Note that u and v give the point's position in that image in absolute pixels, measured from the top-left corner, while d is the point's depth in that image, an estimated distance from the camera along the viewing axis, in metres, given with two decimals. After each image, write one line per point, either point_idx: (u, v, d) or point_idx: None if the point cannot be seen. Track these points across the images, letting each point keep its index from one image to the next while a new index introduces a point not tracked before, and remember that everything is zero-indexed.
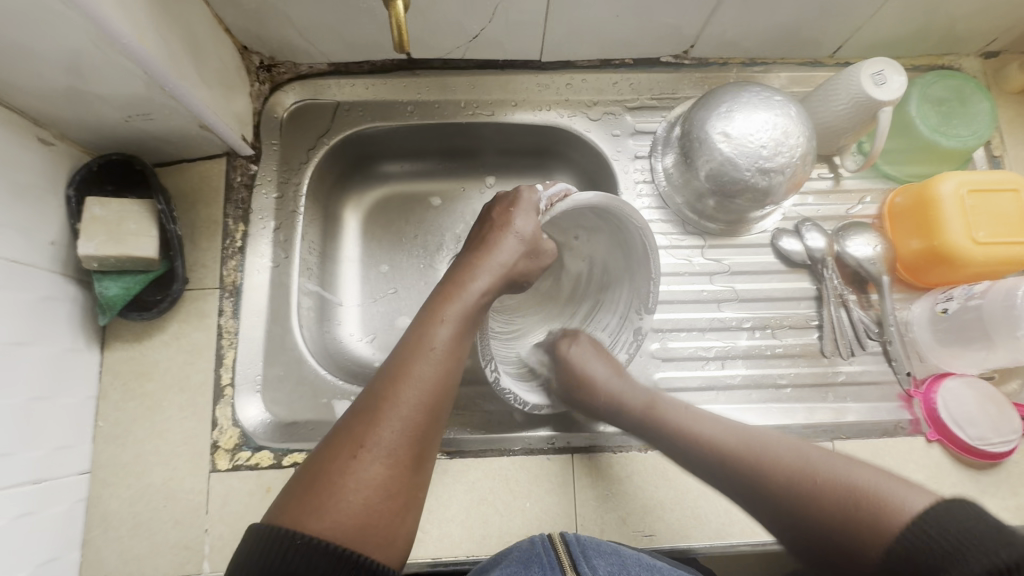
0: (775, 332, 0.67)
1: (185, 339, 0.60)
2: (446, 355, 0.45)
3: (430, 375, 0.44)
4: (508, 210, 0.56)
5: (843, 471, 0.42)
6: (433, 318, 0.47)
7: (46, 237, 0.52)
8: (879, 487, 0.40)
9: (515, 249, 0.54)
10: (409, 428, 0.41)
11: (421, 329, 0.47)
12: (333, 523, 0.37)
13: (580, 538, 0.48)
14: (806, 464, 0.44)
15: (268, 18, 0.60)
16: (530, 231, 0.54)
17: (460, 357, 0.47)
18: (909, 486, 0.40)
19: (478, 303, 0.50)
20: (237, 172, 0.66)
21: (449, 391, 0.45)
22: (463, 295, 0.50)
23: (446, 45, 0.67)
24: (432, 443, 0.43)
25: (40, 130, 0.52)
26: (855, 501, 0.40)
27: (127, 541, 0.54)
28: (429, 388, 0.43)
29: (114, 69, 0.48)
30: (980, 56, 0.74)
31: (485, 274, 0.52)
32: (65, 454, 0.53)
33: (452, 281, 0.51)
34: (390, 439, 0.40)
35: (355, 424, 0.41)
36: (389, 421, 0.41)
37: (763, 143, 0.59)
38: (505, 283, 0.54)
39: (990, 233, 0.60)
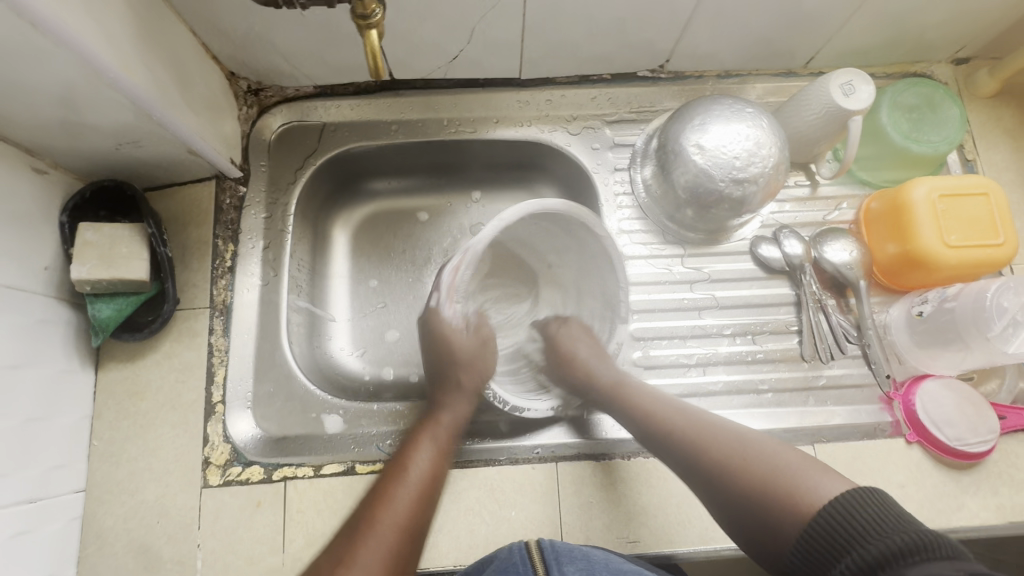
0: (756, 338, 0.68)
1: (177, 358, 0.61)
2: (420, 481, 0.51)
3: (408, 497, 0.49)
4: (438, 338, 0.61)
5: (774, 457, 0.46)
6: (405, 463, 0.53)
7: (40, 263, 0.54)
8: (801, 473, 0.44)
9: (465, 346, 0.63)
10: (387, 549, 0.45)
11: (397, 469, 0.52)
12: None
13: (556, 544, 0.49)
14: (740, 448, 0.48)
15: (254, 45, 0.63)
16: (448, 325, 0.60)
17: (432, 498, 0.51)
18: (826, 474, 0.44)
19: (449, 444, 0.56)
20: (226, 193, 0.67)
21: (423, 517, 0.49)
22: (431, 436, 0.56)
23: (427, 65, 0.69)
24: (418, 551, 0.48)
25: (34, 160, 0.54)
26: (777, 486, 0.44)
27: (121, 558, 0.55)
28: (407, 502, 0.49)
29: (104, 101, 0.50)
30: (950, 62, 0.75)
31: (430, 441, 0.56)
32: (60, 473, 0.54)
33: (411, 437, 0.57)
34: (369, 562, 0.44)
35: (337, 557, 0.45)
36: (373, 534, 0.46)
37: (736, 155, 0.61)
38: (466, 400, 0.60)
39: (962, 237, 0.61)
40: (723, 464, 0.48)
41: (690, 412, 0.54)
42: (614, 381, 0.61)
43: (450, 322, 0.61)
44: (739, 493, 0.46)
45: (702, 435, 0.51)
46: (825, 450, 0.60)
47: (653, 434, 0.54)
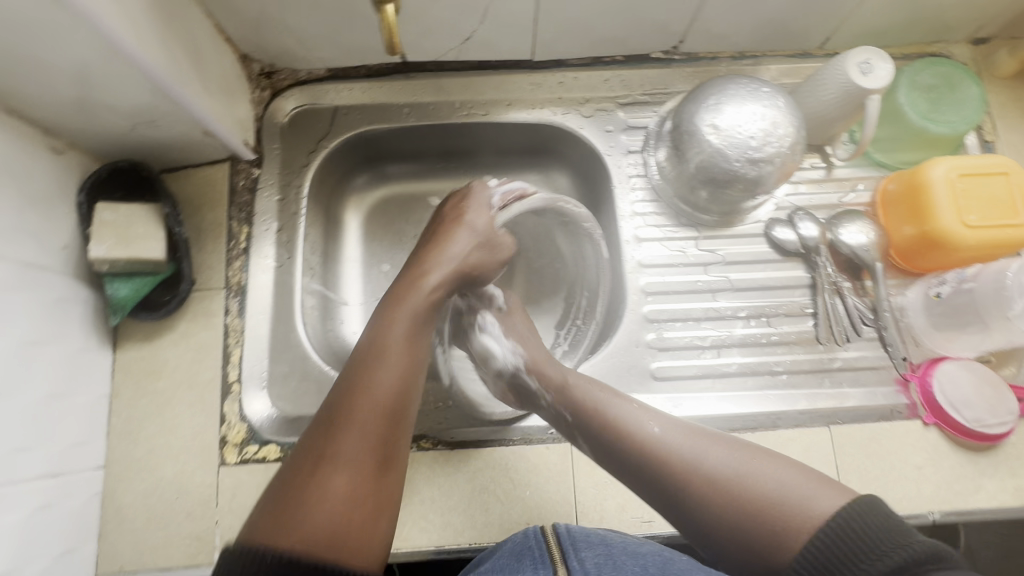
0: (770, 321, 0.67)
1: (193, 338, 0.62)
2: (401, 361, 0.49)
3: (388, 381, 0.47)
4: (460, 209, 0.62)
5: (771, 482, 0.44)
6: (383, 333, 0.50)
7: (59, 242, 0.55)
8: (802, 502, 0.42)
9: (469, 242, 0.59)
10: (371, 435, 0.44)
11: (375, 340, 0.50)
12: (305, 535, 0.38)
13: (572, 529, 0.47)
14: (732, 475, 0.44)
15: (267, 26, 0.62)
16: (480, 224, 0.61)
17: (416, 360, 0.50)
18: (822, 488, 0.43)
19: (429, 304, 0.54)
20: (240, 176, 0.68)
21: (407, 398, 0.48)
22: (416, 295, 0.54)
23: (440, 47, 0.68)
24: (399, 441, 0.46)
25: (52, 140, 0.54)
26: (783, 524, 0.41)
27: (141, 534, 0.56)
28: (388, 391, 0.47)
29: (121, 79, 0.50)
30: (969, 42, 0.74)
31: (440, 268, 0.57)
32: (81, 450, 0.55)
33: (403, 284, 0.56)
34: (353, 448, 0.43)
35: (317, 438, 0.43)
36: (350, 427, 0.44)
37: (751, 134, 0.60)
38: (460, 278, 0.58)
39: (982, 217, 0.60)
40: (718, 500, 0.44)
41: (667, 428, 0.49)
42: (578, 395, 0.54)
43: (486, 217, 0.62)
44: (735, 533, 0.43)
45: (691, 462, 0.46)
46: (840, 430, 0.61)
47: (628, 455, 0.49)
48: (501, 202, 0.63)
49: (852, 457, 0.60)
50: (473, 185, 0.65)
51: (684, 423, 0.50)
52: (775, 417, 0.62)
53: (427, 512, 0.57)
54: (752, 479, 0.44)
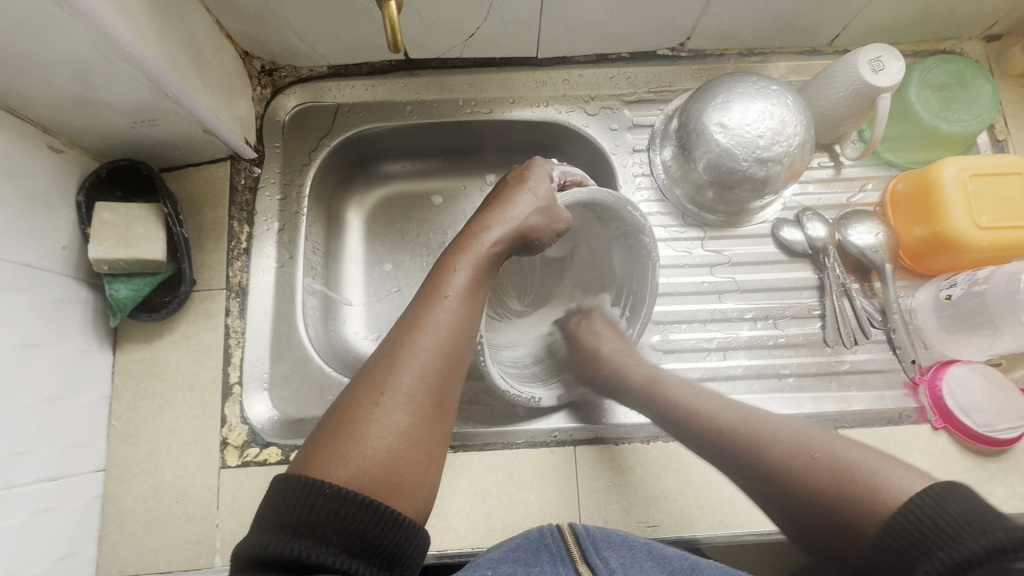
0: (777, 322, 0.67)
1: (193, 339, 0.61)
2: (460, 305, 0.46)
3: (446, 323, 0.45)
4: (522, 175, 0.57)
5: (857, 457, 0.43)
6: (444, 276, 0.48)
7: (58, 243, 0.54)
8: (872, 469, 0.42)
9: (529, 204, 0.53)
10: (426, 376, 0.42)
11: (436, 281, 0.47)
12: (358, 471, 0.38)
13: (590, 530, 0.48)
14: (805, 446, 0.46)
15: (268, 23, 0.62)
16: (544, 191, 0.55)
17: (473, 314, 0.47)
18: (905, 470, 0.41)
19: (489, 257, 0.50)
20: (241, 175, 0.67)
21: (462, 348, 0.45)
22: (475, 248, 0.50)
23: (443, 44, 0.67)
24: (453, 391, 0.44)
25: (51, 138, 0.54)
26: (851, 481, 0.42)
27: (141, 537, 0.55)
28: (444, 336, 0.44)
29: (121, 77, 0.49)
30: (982, 39, 0.73)
31: (499, 225, 0.52)
32: (80, 452, 0.54)
33: (464, 236, 0.52)
34: (408, 387, 0.41)
35: (373, 374, 0.42)
36: (407, 365, 0.42)
37: (760, 133, 0.59)
38: (519, 241, 0.53)
39: (993, 218, 0.59)
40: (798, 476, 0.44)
41: (733, 409, 0.52)
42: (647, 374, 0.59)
43: (545, 187, 0.55)
44: (803, 496, 0.44)
45: (750, 432, 0.49)
46: (848, 434, 0.60)
47: (678, 419, 0.54)
48: (561, 179, 0.58)
49: None
50: (536, 157, 0.59)
51: (750, 408, 0.52)
52: None
53: (430, 516, 0.56)
54: (819, 447, 0.45)
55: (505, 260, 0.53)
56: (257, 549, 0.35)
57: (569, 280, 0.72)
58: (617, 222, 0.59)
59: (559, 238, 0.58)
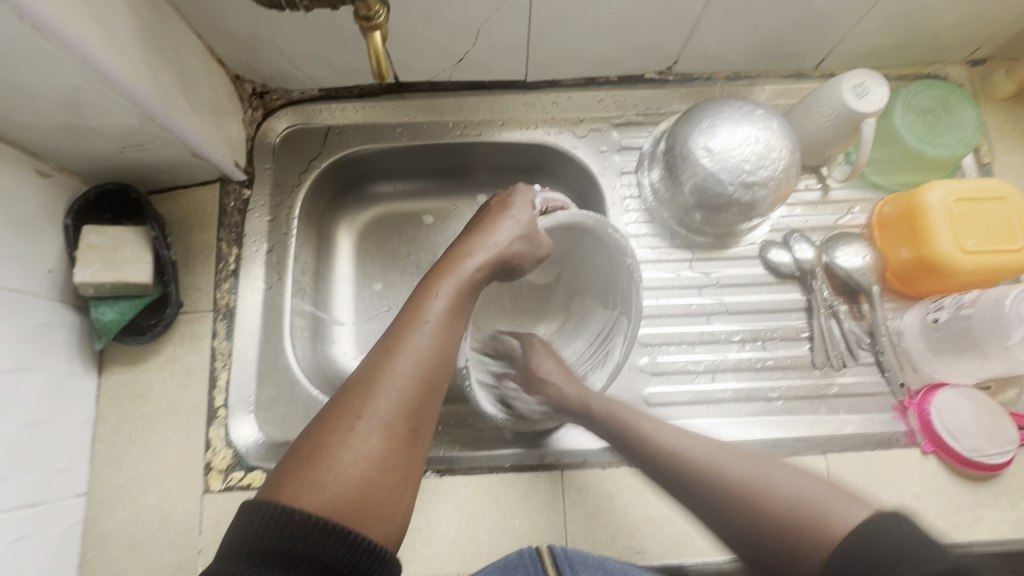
0: (765, 344, 0.66)
1: (179, 361, 0.61)
2: (441, 330, 0.46)
3: (425, 347, 0.45)
4: (506, 200, 0.57)
5: (791, 484, 0.41)
6: (425, 299, 0.48)
7: (44, 267, 0.54)
8: (817, 499, 0.39)
9: (511, 231, 0.54)
10: (404, 401, 0.42)
11: (417, 304, 0.47)
12: (330, 497, 0.38)
13: (569, 552, 0.51)
14: (747, 476, 0.43)
15: (258, 48, 0.62)
16: (527, 218, 0.55)
17: (452, 337, 0.47)
18: (850, 500, 0.39)
19: (472, 281, 0.50)
20: (231, 197, 0.67)
21: (441, 372, 0.45)
22: (458, 271, 0.50)
23: (432, 68, 0.68)
24: (430, 415, 0.44)
25: (39, 163, 0.54)
26: (802, 509, 0.39)
27: (122, 563, 0.55)
28: (424, 360, 0.44)
29: (109, 105, 0.49)
30: (966, 63, 0.74)
31: (481, 250, 0.52)
32: (62, 477, 0.54)
33: (447, 259, 0.52)
34: (385, 411, 0.41)
35: (351, 397, 0.42)
36: (385, 389, 0.42)
37: (745, 157, 0.60)
38: (501, 265, 0.53)
39: (978, 242, 0.60)
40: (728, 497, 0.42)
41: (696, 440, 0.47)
42: (606, 406, 0.54)
43: (528, 213, 0.55)
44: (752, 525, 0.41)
45: (705, 462, 0.45)
46: (836, 459, 0.60)
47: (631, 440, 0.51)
48: (544, 207, 0.58)
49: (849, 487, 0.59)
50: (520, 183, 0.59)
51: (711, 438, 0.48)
52: (770, 444, 0.61)
53: (415, 542, 0.56)
54: (768, 474, 0.42)
55: (487, 284, 0.53)
56: (223, 575, 0.35)
57: (560, 298, 0.72)
58: (601, 242, 0.59)
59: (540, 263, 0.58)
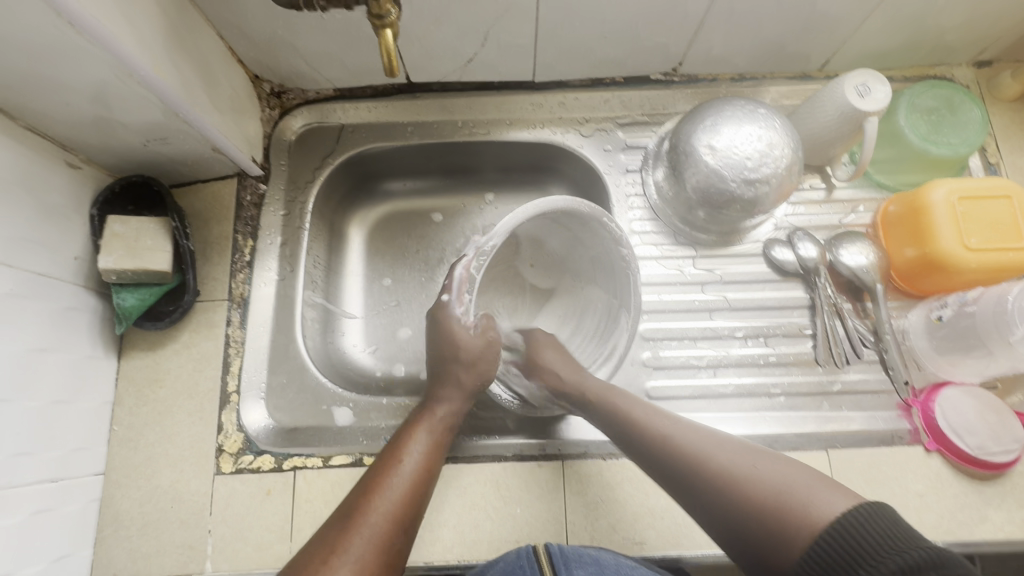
0: (768, 340, 0.67)
1: (195, 347, 0.63)
2: (417, 467, 0.49)
3: (403, 481, 0.48)
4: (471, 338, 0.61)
5: (775, 475, 0.42)
6: (400, 448, 0.51)
7: (70, 253, 0.57)
8: (796, 489, 0.40)
9: (475, 336, 0.59)
10: (382, 530, 0.44)
11: (391, 452, 0.51)
12: None
13: (564, 548, 0.50)
14: (732, 467, 0.43)
15: (277, 49, 0.65)
16: (492, 323, 0.59)
17: (429, 468, 0.50)
18: (836, 490, 0.40)
19: (442, 428, 0.54)
20: (247, 191, 0.70)
21: (418, 497, 0.48)
22: (431, 420, 0.54)
23: (442, 68, 0.70)
24: (403, 553, 0.45)
25: (69, 155, 0.57)
26: (775, 507, 0.39)
27: (135, 541, 0.57)
28: (401, 498, 0.46)
29: (136, 100, 0.52)
30: (972, 65, 0.74)
31: (450, 393, 0.56)
32: (81, 455, 0.56)
33: (413, 419, 0.55)
34: (363, 540, 0.42)
35: (326, 539, 0.43)
36: (363, 527, 0.43)
37: (748, 155, 0.61)
38: (470, 397, 0.57)
39: (984, 240, 0.59)
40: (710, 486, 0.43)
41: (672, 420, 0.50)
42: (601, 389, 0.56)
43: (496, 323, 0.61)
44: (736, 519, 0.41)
45: (697, 452, 0.46)
46: (839, 454, 0.60)
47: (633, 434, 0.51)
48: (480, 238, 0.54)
49: (851, 482, 0.58)
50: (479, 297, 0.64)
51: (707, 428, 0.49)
52: (772, 439, 0.61)
53: (417, 528, 0.57)
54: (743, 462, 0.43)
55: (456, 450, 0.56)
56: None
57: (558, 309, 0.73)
58: (592, 230, 0.59)
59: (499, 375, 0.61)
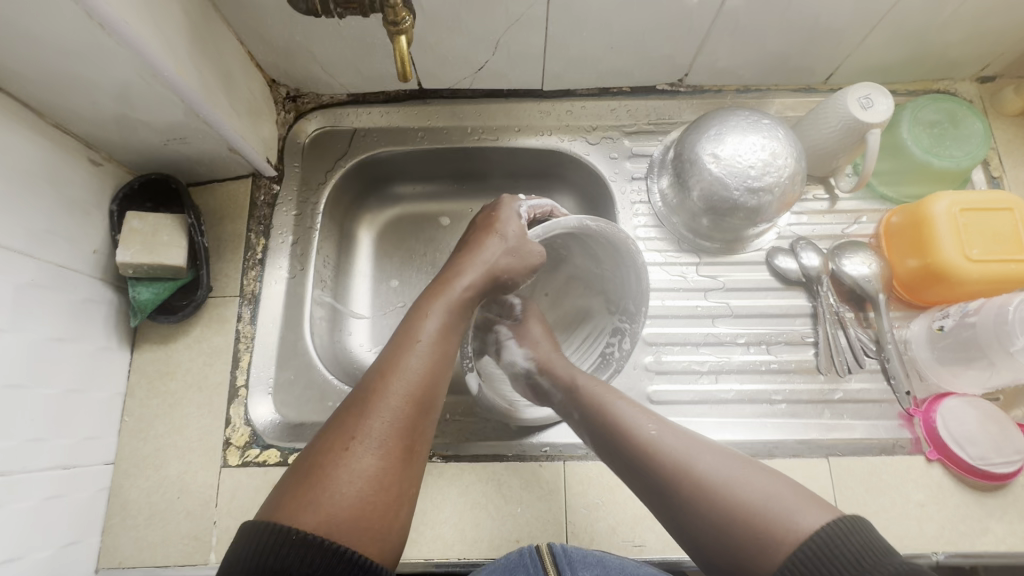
0: (770, 348, 0.67)
1: (206, 342, 0.65)
2: (432, 350, 0.48)
3: (419, 368, 0.47)
4: (492, 216, 0.60)
5: (756, 483, 0.42)
6: (417, 321, 0.50)
7: (89, 247, 0.59)
8: (777, 505, 0.40)
9: (499, 249, 0.57)
10: (399, 419, 0.44)
11: (409, 327, 0.50)
12: (328, 516, 0.39)
13: (567, 549, 0.50)
14: (708, 474, 0.43)
15: (294, 54, 0.67)
16: (513, 233, 0.58)
17: (446, 351, 0.50)
18: (813, 505, 0.40)
19: (463, 302, 0.53)
20: (261, 191, 0.72)
21: (436, 386, 0.47)
22: (450, 292, 0.53)
23: (454, 76, 0.72)
24: (424, 437, 0.46)
25: (92, 153, 0.59)
26: (754, 517, 0.40)
27: (142, 530, 0.58)
28: (417, 380, 0.46)
29: (158, 100, 0.54)
30: (976, 80, 0.75)
31: (470, 271, 0.55)
32: (93, 444, 0.57)
33: (439, 280, 0.55)
34: (380, 429, 0.43)
35: (344, 419, 0.43)
36: (379, 411, 0.43)
37: (751, 164, 0.62)
38: (492, 282, 0.56)
39: (985, 251, 0.60)
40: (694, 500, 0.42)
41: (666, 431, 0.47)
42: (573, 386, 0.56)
43: (517, 221, 0.59)
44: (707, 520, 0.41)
45: (681, 459, 0.45)
46: (839, 462, 0.60)
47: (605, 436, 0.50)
48: (530, 215, 0.62)
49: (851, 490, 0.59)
50: (503, 197, 0.63)
51: (689, 432, 0.48)
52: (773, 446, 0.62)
53: (419, 524, 0.57)
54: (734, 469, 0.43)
55: (480, 301, 0.56)
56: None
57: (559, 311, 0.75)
58: (612, 249, 0.62)
59: (533, 273, 0.61)
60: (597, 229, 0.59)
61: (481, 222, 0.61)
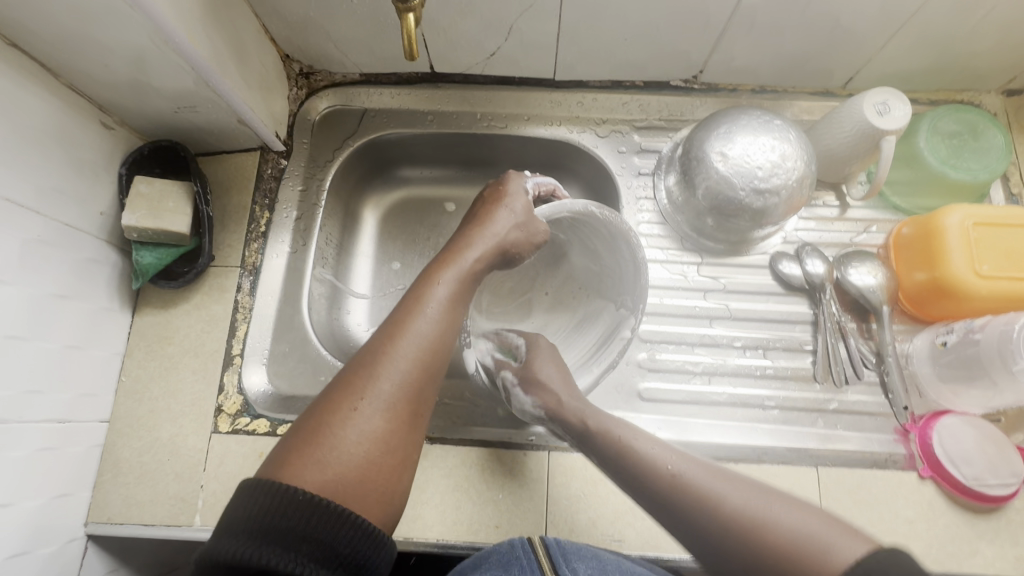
0: (766, 352, 0.66)
1: (205, 309, 0.66)
2: (441, 317, 0.48)
3: (427, 333, 0.47)
4: (501, 189, 0.60)
5: (776, 512, 0.40)
6: (426, 287, 0.50)
7: (97, 208, 0.60)
8: (811, 534, 0.38)
9: (509, 221, 0.57)
10: (406, 383, 0.44)
11: (417, 293, 0.50)
12: (335, 475, 0.39)
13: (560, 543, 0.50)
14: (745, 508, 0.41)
15: (307, 30, 0.68)
16: (523, 207, 0.58)
17: (453, 317, 0.50)
18: (853, 535, 0.38)
19: (474, 273, 0.53)
20: (268, 165, 0.72)
21: (443, 353, 0.47)
22: (459, 262, 0.53)
23: (466, 60, 0.72)
24: (428, 403, 0.46)
25: (104, 116, 0.60)
26: (795, 548, 0.38)
27: (131, 488, 0.59)
28: (426, 345, 0.46)
29: (170, 66, 0.55)
30: (1001, 93, 0.73)
31: (482, 242, 0.55)
32: (89, 401, 0.59)
33: (450, 250, 0.55)
34: (388, 392, 0.43)
35: (352, 380, 0.43)
36: (388, 374, 0.44)
37: (759, 164, 0.61)
38: (501, 255, 0.56)
39: (994, 268, 0.59)
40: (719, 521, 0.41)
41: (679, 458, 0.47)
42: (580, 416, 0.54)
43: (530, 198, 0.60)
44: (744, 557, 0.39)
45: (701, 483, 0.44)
46: (829, 473, 0.59)
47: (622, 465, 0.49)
48: (535, 191, 0.62)
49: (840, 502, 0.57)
50: (510, 172, 0.62)
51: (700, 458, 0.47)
52: (763, 450, 0.61)
53: None
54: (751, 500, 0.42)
55: (487, 274, 0.56)
56: (220, 553, 0.34)
57: (556, 301, 0.74)
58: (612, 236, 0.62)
59: (539, 250, 0.61)
60: (601, 218, 0.59)
61: (488, 196, 0.61)
